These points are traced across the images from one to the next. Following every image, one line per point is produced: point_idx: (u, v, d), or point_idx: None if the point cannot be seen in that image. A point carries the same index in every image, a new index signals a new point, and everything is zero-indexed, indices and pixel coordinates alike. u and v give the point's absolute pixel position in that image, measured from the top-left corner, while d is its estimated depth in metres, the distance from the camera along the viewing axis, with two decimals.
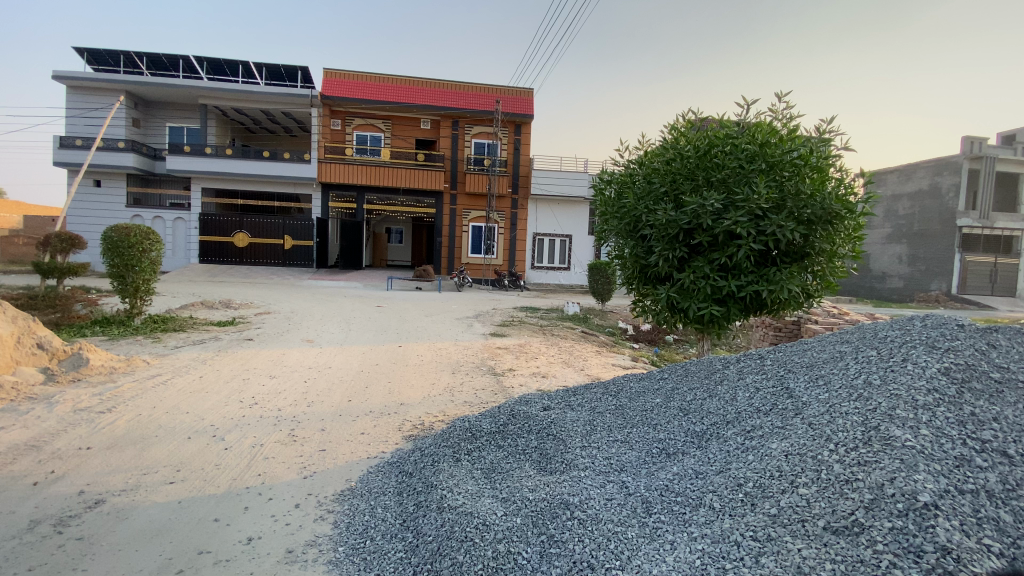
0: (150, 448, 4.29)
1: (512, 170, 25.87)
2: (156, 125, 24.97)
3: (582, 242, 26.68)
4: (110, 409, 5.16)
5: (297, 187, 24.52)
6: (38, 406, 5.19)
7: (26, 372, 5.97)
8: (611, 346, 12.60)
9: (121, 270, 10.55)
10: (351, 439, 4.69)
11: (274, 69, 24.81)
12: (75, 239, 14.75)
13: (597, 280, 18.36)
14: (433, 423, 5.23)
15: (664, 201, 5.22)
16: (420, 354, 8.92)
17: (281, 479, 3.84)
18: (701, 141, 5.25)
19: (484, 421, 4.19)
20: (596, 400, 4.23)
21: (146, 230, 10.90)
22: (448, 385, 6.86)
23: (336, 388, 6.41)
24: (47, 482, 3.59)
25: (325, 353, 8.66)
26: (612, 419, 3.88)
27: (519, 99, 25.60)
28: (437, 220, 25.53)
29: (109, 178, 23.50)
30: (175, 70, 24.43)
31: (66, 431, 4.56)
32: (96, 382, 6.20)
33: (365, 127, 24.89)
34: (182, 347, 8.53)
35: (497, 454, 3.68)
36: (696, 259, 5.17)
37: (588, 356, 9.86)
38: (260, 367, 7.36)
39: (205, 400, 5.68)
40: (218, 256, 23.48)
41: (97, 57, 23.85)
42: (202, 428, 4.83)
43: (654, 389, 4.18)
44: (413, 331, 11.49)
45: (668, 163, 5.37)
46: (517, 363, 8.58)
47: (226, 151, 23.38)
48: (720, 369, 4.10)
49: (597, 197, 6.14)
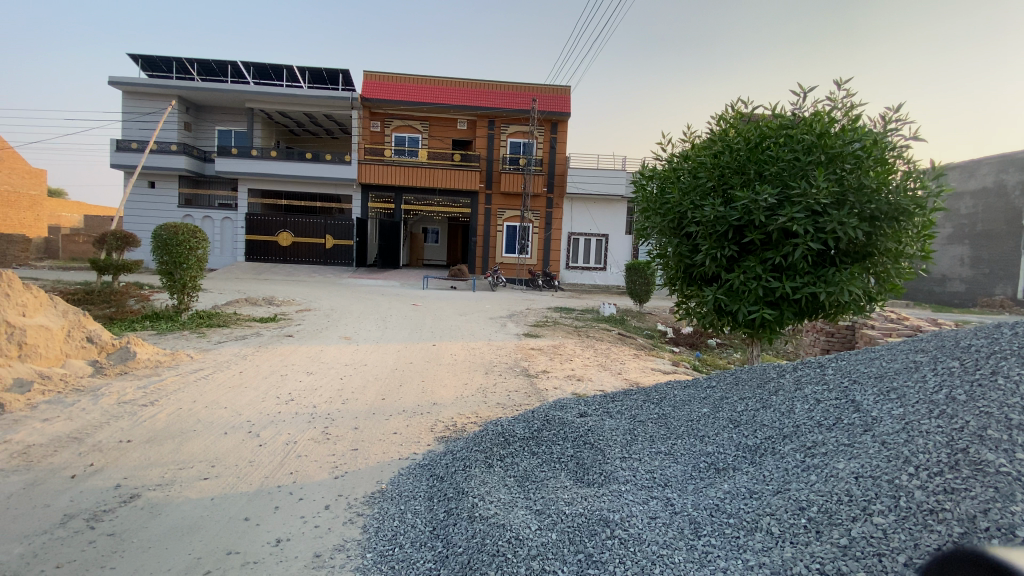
0: (187, 442, 4.34)
1: (547, 169, 25.64)
2: (206, 129, 26.10)
3: (618, 242, 26.15)
4: (152, 403, 5.30)
5: (336, 187, 25.09)
6: (85, 399, 5.39)
7: (76, 364, 6.25)
8: (648, 349, 12.20)
9: (170, 267, 10.99)
10: (383, 439, 4.63)
11: (316, 72, 25.49)
12: (130, 238, 15.56)
13: (634, 281, 17.90)
14: (466, 424, 5.12)
15: (712, 196, 4.92)
16: (454, 353, 8.86)
17: (312, 479, 3.80)
18: (753, 133, 4.92)
19: (518, 425, 4.03)
20: (637, 408, 3.99)
21: (192, 229, 11.30)
22: (481, 385, 6.73)
23: (370, 386, 6.41)
24: (86, 475, 3.68)
25: (361, 350, 8.72)
26: (655, 429, 3.64)
27: (556, 97, 25.30)
28: (472, 220, 25.60)
29: (163, 180, 24.72)
30: (223, 75, 25.46)
31: (109, 424, 4.69)
32: (141, 375, 6.42)
33: (402, 128, 25.22)
34: (225, 342, 8.78)
35: (531, 462, 3.51)
36: (747, 259, 4.84)
37: (625, 360, 9.56)
38: (298, 363, 7.46)
39: (242, 395, 5.77)
40: (262, 255, 24.31)
41: (153, 64, 25.13)
42: (239, 423, 4.88)
43: (701, 398, 3.91)
44: (447, 330, 11.45)
45: (715, 156, 5.05)
46: (551, 365, 8.39)
47: (270, 153, 24.17)
48: (774, 378, 3.79)
49: (638, 193, 5.89)
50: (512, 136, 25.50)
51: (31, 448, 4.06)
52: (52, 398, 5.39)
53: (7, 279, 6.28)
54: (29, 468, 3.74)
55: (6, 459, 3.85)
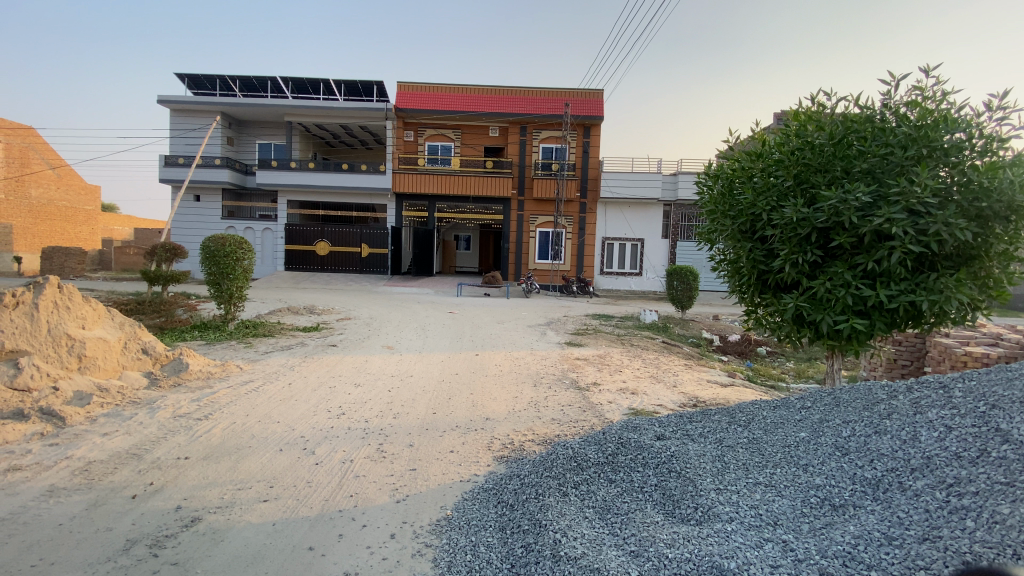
0: (244, 460, 4.22)
1: (581, 173, 25.29)
2: (247, 142, 26.95)
3: (655, 247, 25.44)
4: (206, 417, 5.25)
5: (372, 196, 25.38)
6: (141, 412, 5.37)
7: (132, 376, 6.30)
8: (696, 359, 11.63)
9: (217, 278, 11.18)
10: (441, 459, 4.39)
11: (352, 85, 25.98)
12: (178, 249, 16.07)
13: (674, 286, 17.31)
14: (525, 443, 4.83)
15: (792, 196, 4.54)
16: (498, 363, 8.61)
17: (374, 502, 3.59)
18: (837, 127, 4.53)
19: (589, 448, 3.73)
20: (722, 430, 3.65)
21: (239, 240, 11.49)
22: (532, 399, 6.43)
23: (420, 399, 6.22)
24: (146, 495, 3.57)
25: (405, 360, 8.59)
26: (749, 456, 3.29)
27: (589, 101, 24.97)
28: (505, 227, 25.43)
29: (208, 193, 25.59)
30: (263, 91, 26.25)
31: (166, 439, 4.64)
32: (194, 387, 6.43)
33: (435, 137, 25.40)
34: (272, 353, 8.80)
35: (610, 492, 3.20)
36: (833, 265, 4.43)
37: (678, 371, 9.10)
38: (344, 374, 7.36)
39: (294, 409, 5.66)
40: (301, 264, 24.78)
41: (198, 82, 26.15)
42: (293, 439, 4.74)
43: (796, 421, 3.56)
44: (487, 339, 11.22)
45: (794, 152, 4.67)
46: (600, 377, 8.01)
47: (308, 164, 24.69)
48: (885, 402, 3.43)
49: (703, 195, 5.54)
50: (544, 142, 25.28)
51: (92, 465, 4.01)
52: (110, 411, 5.41)
53: (68, 291, 6.38)
54: (90, 486, 3.67)
55: (68, 477, 3.79)
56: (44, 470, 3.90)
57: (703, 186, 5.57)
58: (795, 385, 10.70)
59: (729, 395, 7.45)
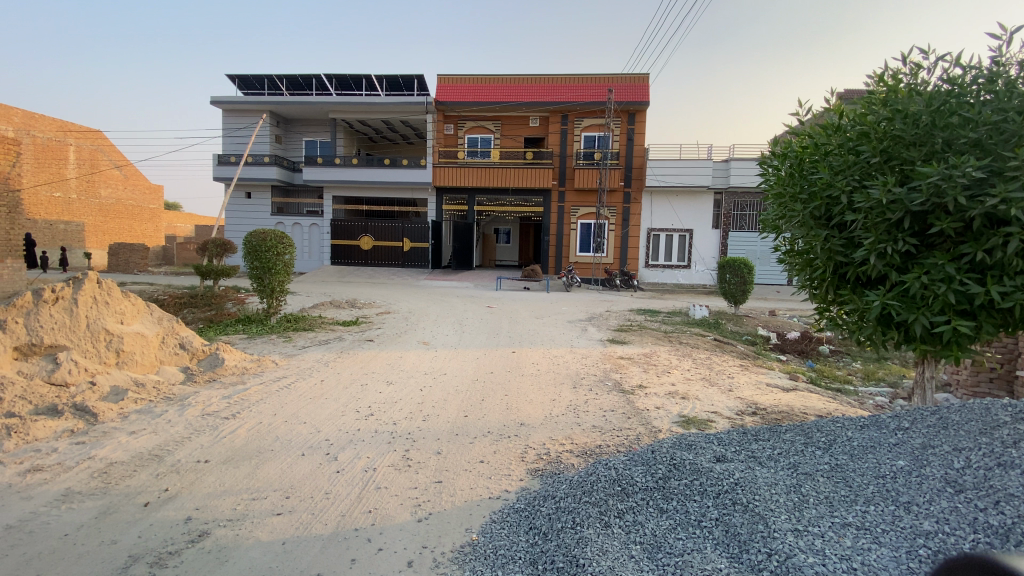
0: (263, 465, 4.04)
1: (624, 162, 24.35)
2: (294, 140, 27.68)
3: (704, 238, 24.16)
4: (234, 416, 5.15)
5: (412, 190, 25.44)
6: (172, 409, 5.36)
7: (168, 371, 6.34)
8: (751, 359, 10.79)
9: (260, 272, 11.30)
10: (469, 470, 4.01)
11: (393, 80, 26.08)
12: (227, 244, 16.57)
13: (726, 280, 16.28)
14: (562, 454, 4.40)
15: (880, 174, 3.83)
16: (537, 362, 8.19)
17: (393, 521, 3.26)
18: (937, 90, 3.73)
19: (636, 468, 3.23)
20: (796, 453, 3.07)
21: (279, 235, 11.55)
22: (572, 402, 5.98)
23: (452, 399, 5.89)
24: (158, 503, 3.49)
25: (440, 356, 8.31)
26: (833, 488, 2.71)
27: (634, 86, 23.97)
28: (545, 219, 24.90)
29: (258, 190, 26.42)
30: (309, 88, 26.80)
31: (190, 439, 4.58)
32: (227, 383, 6.39)
33: (475, 129, 25.12)
34: (309, 347, 8.76)
35: (661, 525, 2.72)
36: (931, 255, 3.70)
37: (733, 373, 8.38)
38: (378, 371, 7.14)
39: (321, 408, 5.47)
40: (345, 258, 25.22)
41: (247, 82, 27.03)
42: (317, 443, 4.51)
43: (890, 445, 2.94)
44: (526, 334, 10.81)
45: (879, 123, 3.92)
46: (647, 378, 7.42)
47: (351, 160, 24.98)
48: (1008, 426, 2.77)
49: (767, 178, 4.88)
50: (587, 130, 24.46)
51: (112, 467, 4.03)
52: (142, 408, 5.42)
53: (106, 287, 6.47)
54: (104, 492, 3.65)
55: (85, 480, 3.81)
56: (65, 472, 3.95)
57: (768, 167, 4.90)
58: (864, 389, 9.71)
59: (793, 402, 6.71)
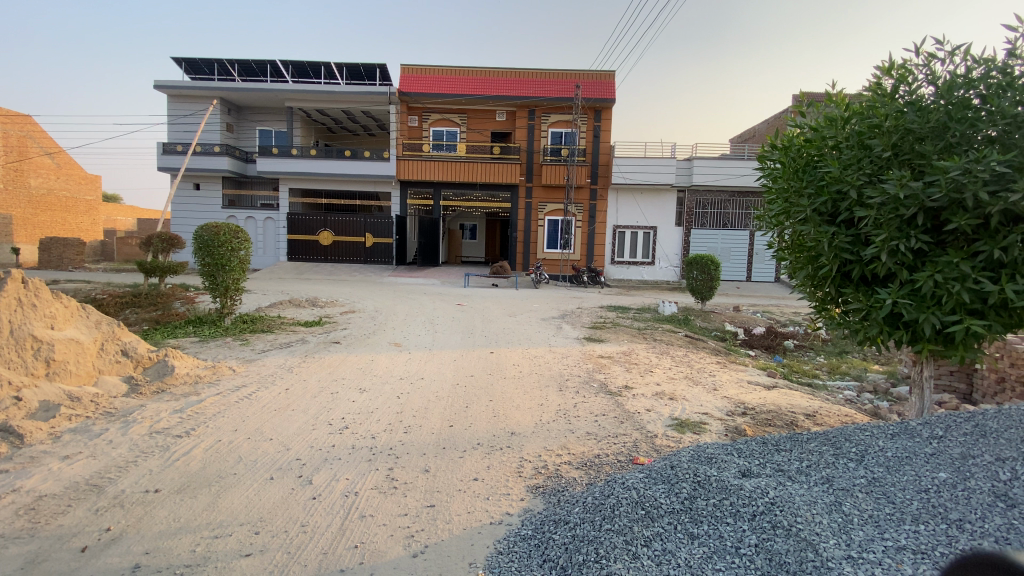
0: (225, 494, 3.52)
1: (591, 159, 24.34)
2: (247, 129, 26.16)
3: (668, 235, 24.41)
4: (188, 433, 4.56)
5: (375, 184, 24.51)
6: (114, 428, 4.71)
7: (109, 383, 5.64)
8: (724, 355, 10.82)
9: (212, 269, 10.42)
10: (463, 490, 3.61)
11: (354, 69, 25.03)
12: (175, 239, 15.35)
13: (693, 276, 16.45)
14: (560, 467, 4.07)
15: (892, 169, 3.76)
16: (517, 362, 7.84)
17: (384, 559, 2.84)
18: (953, 81, 3.67)
19: (657, 488, 2.92)
20: (828, 466, 2.87)
21: (233, 228, 10.67)
22: (560, 407, 5.67)
23: (433, 407, 5.45)
24: (98, 547, 2.95)
25: (414, 359, 7.83)
26: (875, 506, 2.50)
27: (601, 83, 23.98)
28: (513, 215, 24.56)
29: (207, 181, 24.82)
30: (263, 75, 25.38)
31: (135, 465, 3.99)
32: (178, 395, 5.72)
33: (440, 122, 24.44)
34: (269, 351, 8.08)
35: (693, 554, 2.40)
36: (944, 253, 3.61)
37: (713, 371, 8.30)
38: (348, 377, 6.59)
39: (289, 421, 4.92)
40: (304, 254, 24.08)
41: (194, 66, 25.29)
42: (287, 464, 3.99)
43: (927, 455, 2.79)
44: (501, 334, 10.45)
45: (892, 116, 3.84)
46: (631, 378, 7.21)
47: (309, 151, 23.79)
48: None
49: (766, 173, 4.77)
50: (554, 126, 24.27)
51: (42, 502, 3.42)
52: (78, 427, 4.74)
53: (35, 287, 5.66)
54: (31, 535, 3.06)
55: (9, 520, 3.20)
56: None
57: (767, 162, 4.76)
58: (832, 383, 9.92)
59: (778, 399, 6.65)
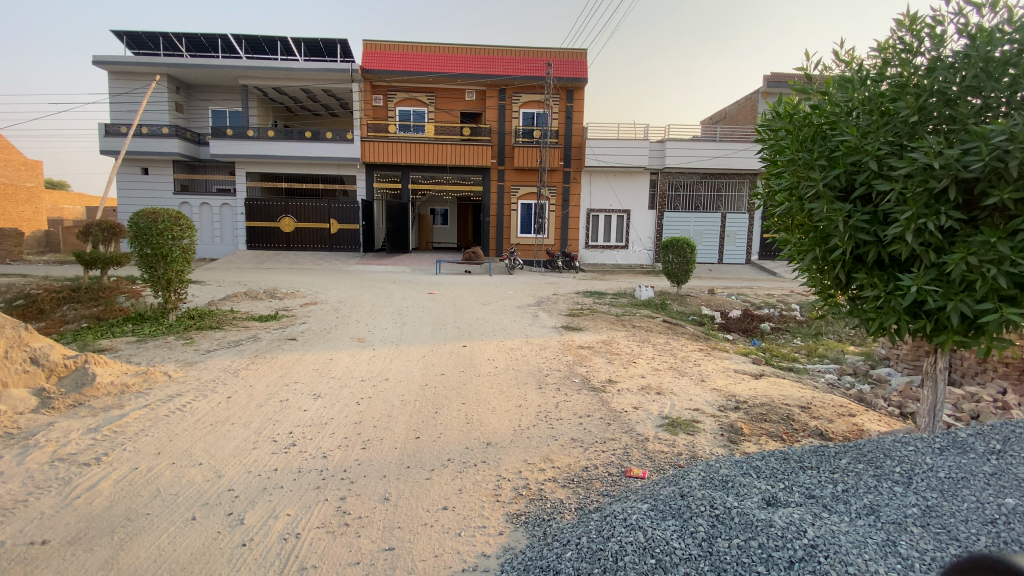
0: (131, 544, 2.82)
1: (564, 141, 23.71)
2: (199, 109, 24.40)
3: (641, 218, 24.07)
4: (97, 461, 3.78)
5: (339, 167, 23.24)
6: (8, 455, 3.89)
7: (14, 398, 4.77)
8: (704, 340, 10.50)
9: (152, 260, 9.39)
10: (429, 525, 3.01)
11: (313, 44, 23.52)
12: (117, 227, 14.02)
13: (669, 260, 16.12)
14: (544, 486, 3.51)
15: (922, 135, 3.29)
16: (491, 357, 7.24)
17: None
18: (989, 32, 3.18)
19: (667, 526, 2.35)
20: (868, 492, 2.41)
21: (175, 215, 9.65)
22: (541, 409, 5.10)
23: (398, 415, 4.82)
24: None
25: (379, 356, 7.14)
26: (938, 545, 2.04)
27: (573, 62, 23.25)
28: (484, 199, 23.77)
29: (156, 165, 23.06)
30: (214, 50, 23.61)
31: (25, 504, 3.22)
32: (98, 409, 4.88)
33: (407, 102, 23.30)
34: (216, 351, 7.24)
35: None
36: (977, 232, 3.19)
37: (698, 359, 7.89)
38: (303, 380, 5.87)
39: (224, 439, 4.20)
40: (264, 242, 22.76)
41: (137, 40, 23.31)
42: (217, 497, 3.30)
43: (986, 477, 2.39)
44: (475, 324, 9.81)
45: (917, 76, 3.36)
46: (614, 371, 6.72)
47: (267, 132, 22.33)
48: None
49: (766, 145, 4.25)
50: (526, 106, 23.46)
51: None
52: None
53: None
54: None
55: None
56: None
57: (769, 133, 4.21)
58: (813, 367, 9.71)
59: (769, 390, 6.28)
